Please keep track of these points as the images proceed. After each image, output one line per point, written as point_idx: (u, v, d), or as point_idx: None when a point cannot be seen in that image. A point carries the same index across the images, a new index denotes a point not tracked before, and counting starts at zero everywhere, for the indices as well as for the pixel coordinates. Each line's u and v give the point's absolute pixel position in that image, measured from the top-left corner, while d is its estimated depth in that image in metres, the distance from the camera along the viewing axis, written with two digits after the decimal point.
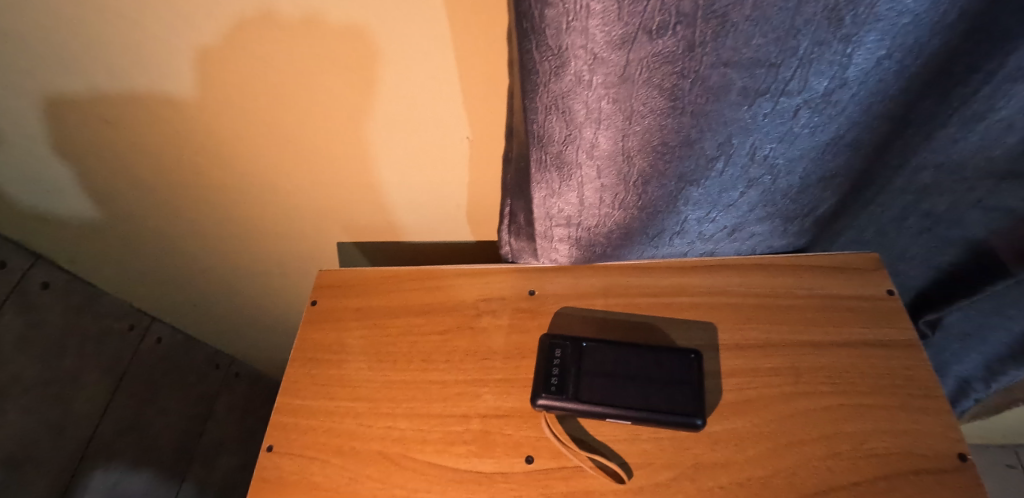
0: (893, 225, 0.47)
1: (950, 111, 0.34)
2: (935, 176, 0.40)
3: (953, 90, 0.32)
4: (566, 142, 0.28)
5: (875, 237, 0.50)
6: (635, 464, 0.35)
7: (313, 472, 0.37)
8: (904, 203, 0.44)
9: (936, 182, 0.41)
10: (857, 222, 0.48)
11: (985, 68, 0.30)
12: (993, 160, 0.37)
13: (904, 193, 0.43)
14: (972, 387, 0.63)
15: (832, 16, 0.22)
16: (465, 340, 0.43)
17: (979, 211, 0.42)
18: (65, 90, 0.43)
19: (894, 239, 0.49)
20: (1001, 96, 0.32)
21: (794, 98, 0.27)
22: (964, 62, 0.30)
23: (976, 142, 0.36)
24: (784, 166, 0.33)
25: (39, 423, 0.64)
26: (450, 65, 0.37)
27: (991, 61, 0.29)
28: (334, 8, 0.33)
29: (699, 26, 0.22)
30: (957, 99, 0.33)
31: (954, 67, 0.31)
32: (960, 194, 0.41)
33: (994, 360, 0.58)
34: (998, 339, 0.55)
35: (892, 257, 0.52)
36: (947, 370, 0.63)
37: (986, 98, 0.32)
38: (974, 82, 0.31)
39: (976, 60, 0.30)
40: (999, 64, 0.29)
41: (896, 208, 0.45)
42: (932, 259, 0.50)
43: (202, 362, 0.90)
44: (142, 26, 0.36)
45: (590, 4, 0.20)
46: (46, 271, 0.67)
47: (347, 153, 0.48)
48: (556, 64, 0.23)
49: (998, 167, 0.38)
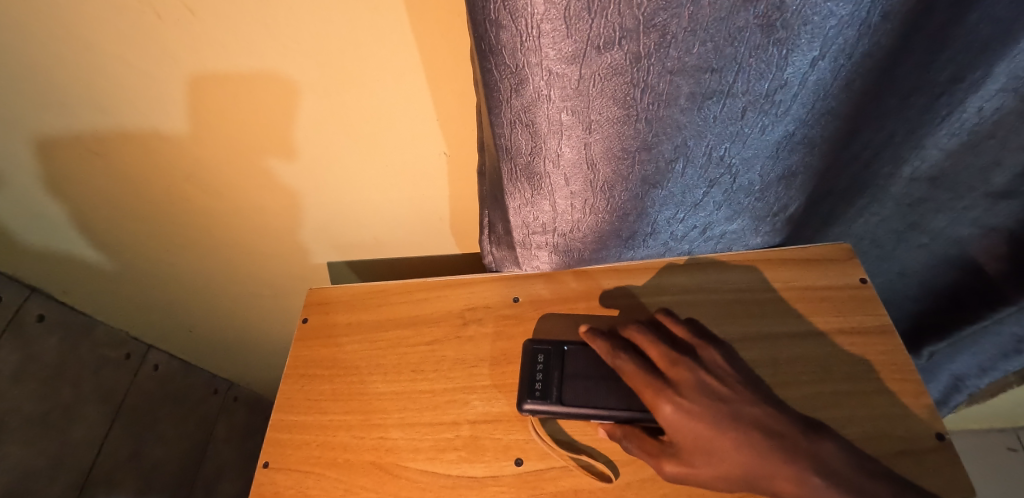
0: (887, 235, 0.51)
1: (941, 119, 0.37)
2: (926, 189, 0.44)
3: (937, 97, 0.35)
4: (534, 153, 0.30)
5: (871, 247, 0.54)
6: (622, 462, 0.36)
7: (309, 486, 0.38)
8: (892, 208, 0.47)
9: (927, 194, 0.44)
10: (843, 222, 0.51)
11: (969, 79, 0.33)
12: (989, 180, 0.41)
13: (891, 197, 0.46)
14: (965, 382, 0.64)
15: (764, 23, 0.24)
16: (453, 349, 0.44)
17: (972, 230, 0.46)
18: (55, 128, 0.45)
19: (885, 245, 0.53)
20: (988, 104, 0.35)
21: (741, 99, 0.28)
22: (947, 71, 0.33)
23: (984, 159, 0.39)
24: (742, 165, 0.34)
25: (39, 454, 0.65)
26: (423, 84, 0.39)
27: (977, 70, 0.32)
28: (311, 38, 0.35)
29: (642, 39, 0.23)
30: (944, 107, 0.35)
31: (939, 75, 0.33)
32: (952, 211, 0.45)
33: (988, 357, 0.58)
34: (993, 343, 0.55)
35: (877, 260, 0.56)
36: (940, 368, 0.65)
37: (971, 105, 0.35)
38: (958, 90, 0.34)
39: (961, 70, 0.32)
40: (984, 73, 0.32)
41: (889, 217, 0.49)
42: (930, 273, 0.54)
43: (201, 387, 0.91)
44: (127, 63, 0.38)
45: (541, 25, 0.22)
46: (41, 303, 0.67)
47: (330, 175, 0.50)
48: (516, 81, 0.25)
49: (995, 188, 0.41)
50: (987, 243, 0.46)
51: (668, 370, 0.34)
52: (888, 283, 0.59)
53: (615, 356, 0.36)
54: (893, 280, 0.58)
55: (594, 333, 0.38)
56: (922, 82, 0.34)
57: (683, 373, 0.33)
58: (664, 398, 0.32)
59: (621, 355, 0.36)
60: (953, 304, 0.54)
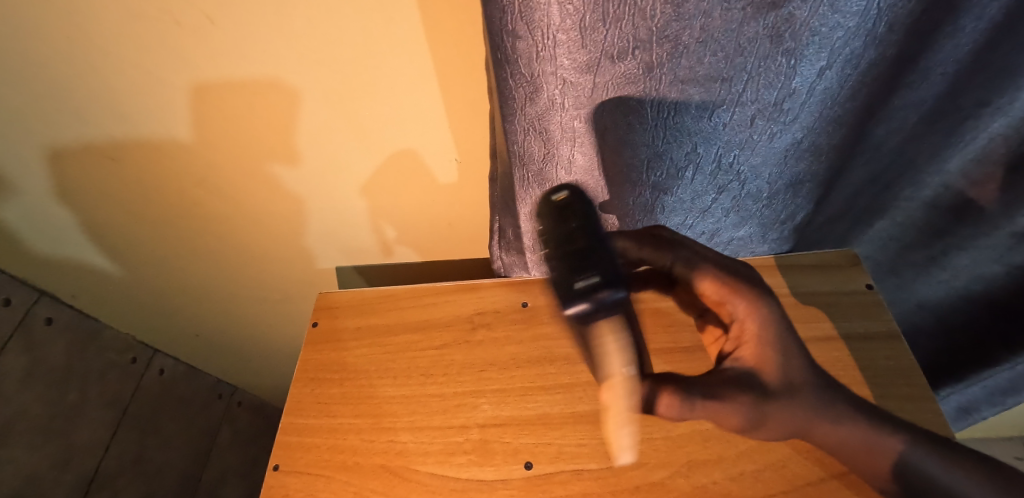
0: (895, 256, 0.52)
1: (962, 144, 0.39)
2: (946, 221, 0.46)
3: (964, 121, 0.37)
4: (546, 160, 0.30)
5: (886, 271, 0.55)
6: (631, 465, 0.37)
7: (319, 489, 0.38)
8: (903, 230, 0.49)
9: (947, 225, 0.46)
10: (860, 243, 0.52)
11: (996, 105, 0.35)
12: (1014, 220, 0.42)
13: (912, 223, 0.48)
14: (977, 409, 0.66)
15: (772, 34, 0.25)
16: (463, 353, 0.44)
17: (1001, 266, 0.47)
18: (69, 134, 0.45)
19: (902, 264, 0.53)
20: (1004, 135, 0.37)
21: (749, 107, 0.29)
22: (972, 97, 0.35)
23: (1007, 198, 0.41)
24: (749, 172, 0.35)
25: (45, 458, 0.65)
26: (435, 93, 0.40)
27: (1004, 97, 0.34)
28: (332, 48, 0.36)
29: (655, 50, 0.24)
30: (969, 133, 0.38)
31: (964, 102, 0.35)
32: (976, 249, 0.47)
33: (998, 388, 0.60)
34: (1001, 376, 0.58)
35: (890, 288, 0.56)
36: (951, 399, 0.66)
37: (990, 129, 0.37)
38: (984, 114, 0.36)
39: (986, 97, 0.35)
40: (1009, 100, 0.34)
41: (898, 237, 0.50)
42: (944, 300, 0.54)
43: (206, 392, 0.91)
44: (146, 70, 0.38)
45: (557, 35, 0.23)
46: (49, 306, 0.68)
47: (342, 180, 0.50)
48: (531, 90, 0.25)
49: (1019, 229, 0.43)
50: (1008, 277, 0.48)
51: (744, 274, 0.32)
52: (902, 316, 0.58)
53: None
54: (910, 313, 0.58)
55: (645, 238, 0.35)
56: (950, 108, 0.36)
57: (757, 279, 0.32)
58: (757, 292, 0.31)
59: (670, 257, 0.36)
60: (968, 322, 0.55)
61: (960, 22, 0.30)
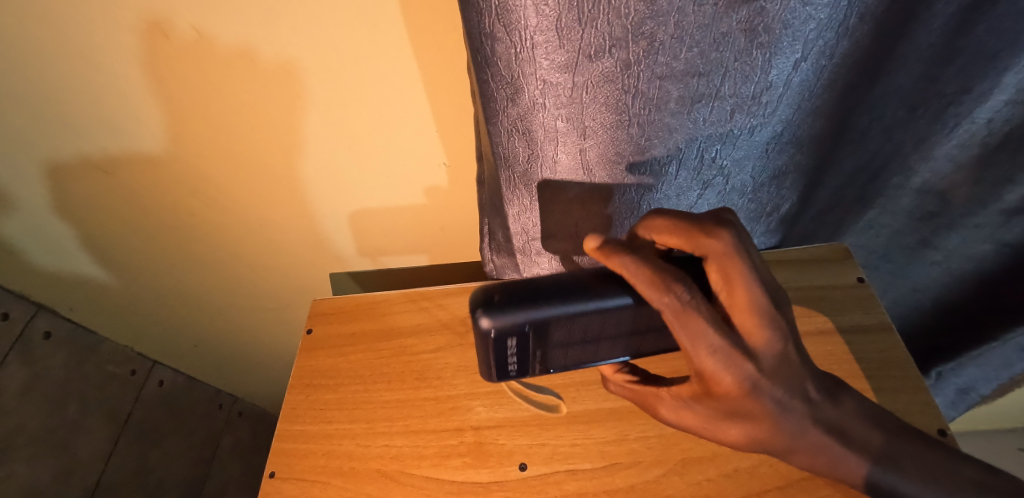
0: (895, 249, 0.53)
1: (948, 130, 0.39)
2: (936, 204, 0.46)
3: (944, 109, 0.38)
4: (530, 159, 0.30)
5: (882, 262, 0.55)
6: (625, 464, 0.37)
7: (314, 495, 0.38)
8: (904, 222, 0.49)
9: (940, 208, 0.46)
10: (854, 233, 0.52)
11: (978, 90, 0.36)
12: (1002, 197, 0.43)
13: (902, 210, 0.48)
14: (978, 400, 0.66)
15: (746, 28, 0.26)
16: (457, 356, 0.44)
17: (991, 245, 0.47)
18: (61, 149, 0.46)
19: (896, 256, 0.54)
20: (996, 116, 0.38)
21: (728, 101, 0.29)
22: (956, 82, 0.35)
23: (997, 174, 0.42)
24: (733, 166, 0.35)
25: (48, 470, 0.66)
26: (422, 99, 0.40)
27: (985, 81, 0.35)
28: (316, 55, 0.36)
29: (631, 48, 0.25)
30: (953, 119, 0.38)
31: (947, 88, 0.36)
32: (964, 229, 0.47)
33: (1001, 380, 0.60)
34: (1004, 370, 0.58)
35: (886, 277, 0.57)
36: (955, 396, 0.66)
37: (978, 120, 0.38)
38: (966, 101, 0.37)
39: (972, 82, 0.35)
40: (993, 83, 0.35)
41: (892, 226, 0.50)
42: (941, 288, 0.54)
43: (206, 403, 0.91)
44: (135, 81, 0.39)
45: (533, 36, 0.23)
46: (48, 319, 0.67)
47: (333, 186, 0.50)
48: (511, 91, 0.26)
49: (1009, 205, 0.43)
50: (1000, 258, 0.48)
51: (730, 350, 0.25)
52: (900, 299, 0.59)
53: (670, 295, 0.26)
54: (906, 295, 0.58)
55: (621, 251, 0.29)
56: (931, 94, 0.37)
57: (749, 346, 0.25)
58: (727, 361, 0.25)
59: (678, 292, 0.26)
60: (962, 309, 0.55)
61: (936, 9, 0.31)
